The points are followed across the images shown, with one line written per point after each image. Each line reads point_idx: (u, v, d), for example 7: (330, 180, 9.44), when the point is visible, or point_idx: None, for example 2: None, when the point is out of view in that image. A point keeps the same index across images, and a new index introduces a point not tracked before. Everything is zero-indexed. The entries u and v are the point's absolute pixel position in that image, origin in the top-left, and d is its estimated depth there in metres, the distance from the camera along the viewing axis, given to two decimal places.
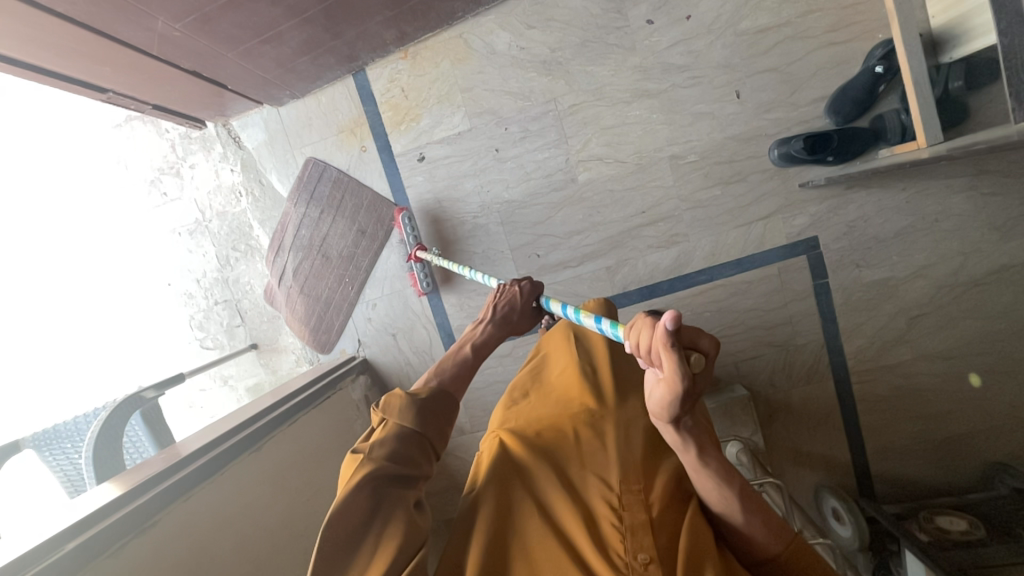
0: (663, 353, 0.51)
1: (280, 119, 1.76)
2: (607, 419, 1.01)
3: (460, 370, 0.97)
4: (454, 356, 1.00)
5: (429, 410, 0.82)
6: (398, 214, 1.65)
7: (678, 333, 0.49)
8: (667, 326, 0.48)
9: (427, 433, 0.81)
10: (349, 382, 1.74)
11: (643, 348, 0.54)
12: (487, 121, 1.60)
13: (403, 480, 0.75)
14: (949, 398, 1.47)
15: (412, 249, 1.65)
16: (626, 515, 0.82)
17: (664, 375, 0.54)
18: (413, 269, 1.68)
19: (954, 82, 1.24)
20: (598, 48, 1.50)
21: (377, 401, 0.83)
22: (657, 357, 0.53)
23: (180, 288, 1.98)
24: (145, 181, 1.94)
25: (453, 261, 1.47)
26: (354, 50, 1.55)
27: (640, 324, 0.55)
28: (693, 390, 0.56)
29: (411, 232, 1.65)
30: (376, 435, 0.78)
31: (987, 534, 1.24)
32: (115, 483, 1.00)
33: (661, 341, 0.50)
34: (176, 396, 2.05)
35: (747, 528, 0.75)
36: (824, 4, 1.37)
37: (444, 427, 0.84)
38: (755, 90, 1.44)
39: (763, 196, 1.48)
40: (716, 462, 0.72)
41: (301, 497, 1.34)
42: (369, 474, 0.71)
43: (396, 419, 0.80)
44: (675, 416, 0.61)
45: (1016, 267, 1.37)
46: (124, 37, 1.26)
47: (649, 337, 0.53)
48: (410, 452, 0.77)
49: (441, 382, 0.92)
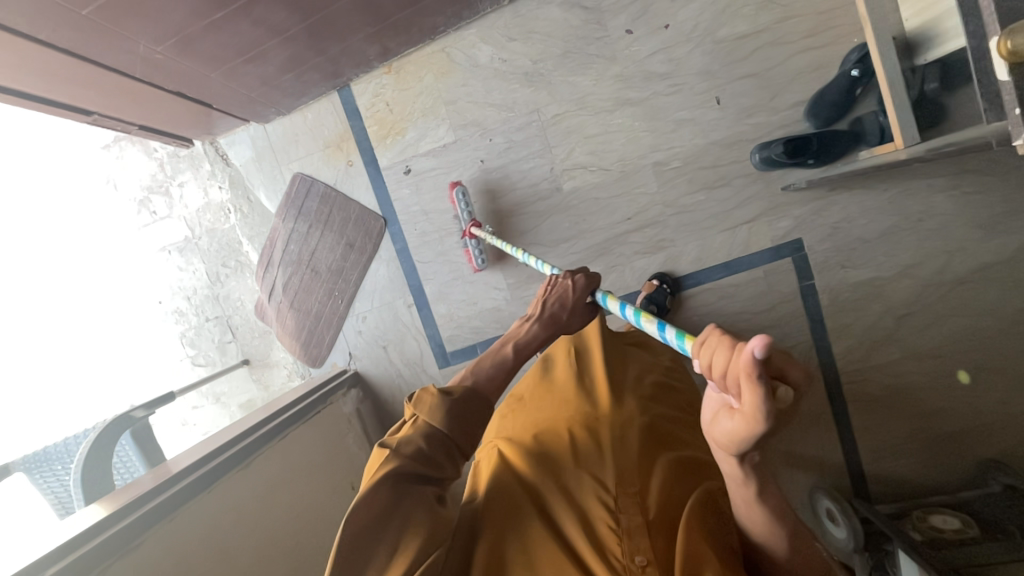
0: (744, 383, 0.46)
1: (266, 135, 1.78)
2: (603, 421, 1.02)
3: (497, 373, 0.95)
4: (493, 357, 0.99)
5: (462, 413, 0.80)
6: (452, 189, 1.58)
7: (766, 363, 0.44)
8: (756, 353, 0.43)
9: (455, 436, 0.78)
10: (340, 396, 1.73)
11: (717, 372, 0.49)
12: (472, 133, 1.62)
13: (426, 478, 0.75)
14: (940, 395, 1.47)
15: (467, 225, 1.58)
16: (623, 517, 0.82)
17: (742, 407, 0.48)
18: (468, 246, 1.62)
19: (930, 84, 1.27)
20: (580, 58, 1.52)
21: (411, 394, 0.81)
22: (735, 385, 0.48)
23: (171, 305, 1.99)
24: (134, 202, 1.95)
25: (507, 244, 1.44)
26: (339, 66, 1.57)
27: (715, 343, 0.50)
28: (775, 427, 0.50)
29: (465, 207, 1.58)
30: (405, 431, 0.77)
31: (979, 533, 1.25)
32: (102, 505, 1.00)
33: (745, 371, 0.45)
34: (169, 413, 2.04)
35: (763, 541, 0.72)
36: (802, 10, 1.39)
37: (475, 430, 0.81)
38: (735, 96, 1.46)
39: (747, 200, 1.50)
40: (773, 499, 0.67)
41: (291, 513, 1.32)
42: (394, 472, 0.71)
43: (426, 417, 0.78)
44: (744, 450, 0.56)
45: (1000, 265, 1.38)
46: (107, 61, 1.26)
47: (727, 361, 0.48)
48: (436, 452, 0.76)
49: (476, 382, 0.91)
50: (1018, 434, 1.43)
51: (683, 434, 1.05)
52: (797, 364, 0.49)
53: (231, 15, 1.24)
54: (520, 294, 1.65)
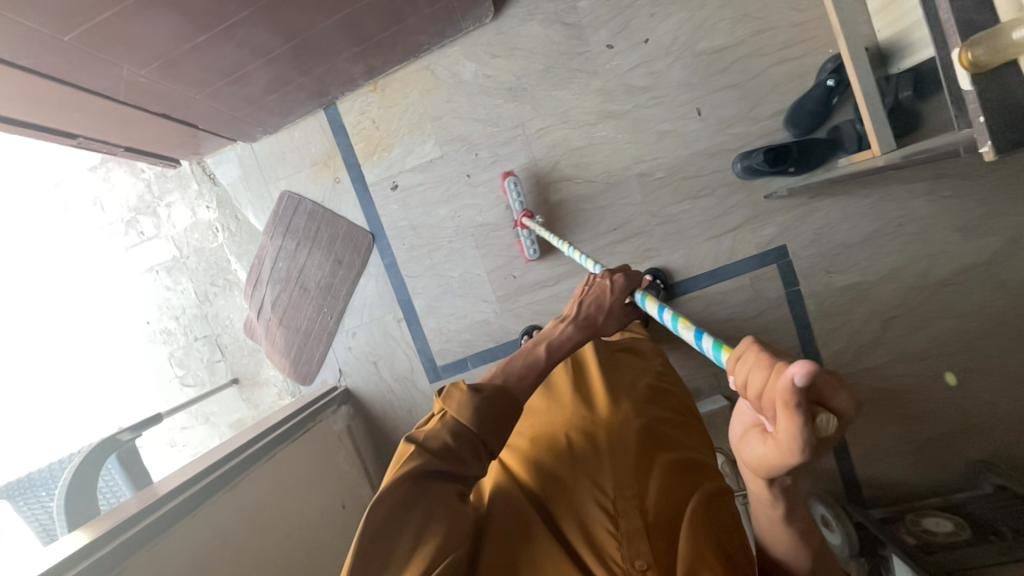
0: (782, 409, 0.43)
1: (254, 154, 1.79)
2: (598, 425, 1.03)
3: (530, 371, 0.91)
4: (526, 354, 0.96)
5: (492, 412, 0.77)
6: (504, 178, 1.56)
7: (808, 390, 0.41)
8: (797, 381, 0.40)
9: (483, 435, 0.75)
10: (330, 413, 1.71)
11: (753, 392, 0.47)
12: (458, 148, 1.63)
13: (451, 475, 0.72)
14: (930, 397, 1.48)
15: (518, 215, 1.55)
16: (622, 521, 0.83)
17: (778, 433, 0.46)
18: (520, 236, 1.59)
19: (903, 92, 1.30)
20: (563, 73, 1.55)
21: (440, 388, 0.79)
22: (772, 408, 0.45)
23: (159, 325, 1.97)
24: (121, 223, 1.95)
25: (553, 235, 1.42)
26: (325, 85, 1.58)
27: (751, 360, 0.48)
28: (813, 455, 0.47)
29: (517, 197, 1.55)
30: (432, 425, 0.75)
31: (972, 535, 1.25)
32: (84, 531, 0.99)
33: (783, 397, 0.41)
34: (155, 435, 2.01)
35: (783, 555, 0.69)
36: (776, 23, 1.42)
37: (505, 431, 0.78)
38: (716, 107, 1.49)
39: (731, 208, 1.52)
40: (800, 520, 0.66)
41: (279, 535, 1.29)
42: (418, 469, 0.69)
43: (455, 413, 0.75)
44: (775, 473, 0.54)
45: (981, 266, 1.41)
46: (89, 85, 1.26)
47: (765, 382, 0.45)
48: (463, 450, 0.73)
49: (507, 381, 0.87)
50: (1006, 433, 1.45)
51: (680, 437, 1.04)
52: (844, 390, 0.44)
53: (214, 39, 1.24)
54: (509, 306, 1.65)
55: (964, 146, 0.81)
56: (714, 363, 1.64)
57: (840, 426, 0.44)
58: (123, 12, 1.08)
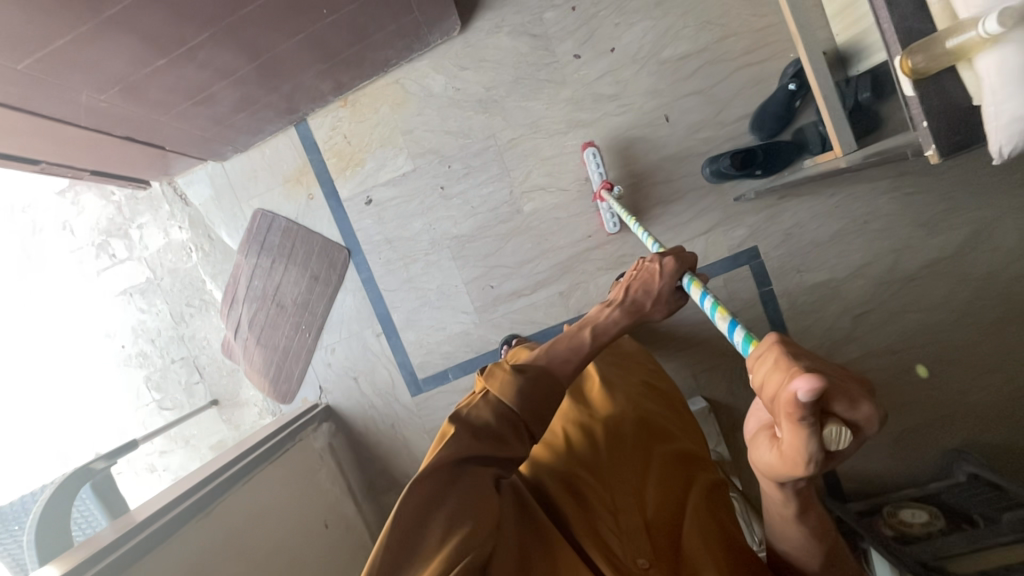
0: (786, 422, 0.44)
1: (225, 173, 1.78)
2: (595, 420, 1.05)
3: (575, 353, 0.97)
4: (572, 338, 1.02)
5: (535, 389, 0.80)
6: (585, 148, 1.51)
7: (813, 405, 0.42)
8: (801, 397, 0.41)
9: (525, 417, 0.77)
10: (311, 431, 1.69)
11: (764, 395, 0.47)
12: (430, 161, 1.64)
13: (489, 459, 0.72)
14: (905, 388, 1.51)
15: (598, 186, 1.48)
16: (623, 518, 0.84)
17: (783, 444, 0.47)
18: (601, 209, 1.54)
19: (863, 94, 1.33)
20: (531, 84, 1.56)
21: (483, 367, 0.83)
22: (776, 417, 0.46)
23: (133, 348, 1.94)
24: (91, 247, 1.92)
25: (628, 214, 1.31)
26: (294, 102, 1.58)
27: (768, 361, 0.47)
28: (819, 466, 0.48)
29: (597, 167, 1.49)
30: (474, 403, 0.78)
31: (945, 525, 1.29)
32: (54, 564, 0.97)
33: (786, 411, 0.43)
34: (132, 461, 1.97)
35: (789, 548, 0.71)
36: (738, 29, 1.45)
37: (546, 412, 0.80)
38: (683, 113, 1.51)
39: (702, 212, 1.54)
40: (814, 519, 0.66)
41: (260, 558, 1.27)
42: (459, 450, 0.70)
43: (497, 391, 0.78)
44: (784, 477, 0.55)
45: (946, 259, 1.44)
46: (46, 112, 1.24)
47: (773, 391, 0.46)
48: (505, 429, 0.75)
49: (550, 361, 0.92)
50: (977, 423, 1.49)
51: (676, 427, 1.06)
52: (863, 401, 0.45)
53: (175, 61, 1.24)
54: (488, 316, 1.66)
55: (913, 150, 0.85)
56: (692, 364, 1.66)
57: (849, 439, 0.46)
58: (78, 38, 1.07)
